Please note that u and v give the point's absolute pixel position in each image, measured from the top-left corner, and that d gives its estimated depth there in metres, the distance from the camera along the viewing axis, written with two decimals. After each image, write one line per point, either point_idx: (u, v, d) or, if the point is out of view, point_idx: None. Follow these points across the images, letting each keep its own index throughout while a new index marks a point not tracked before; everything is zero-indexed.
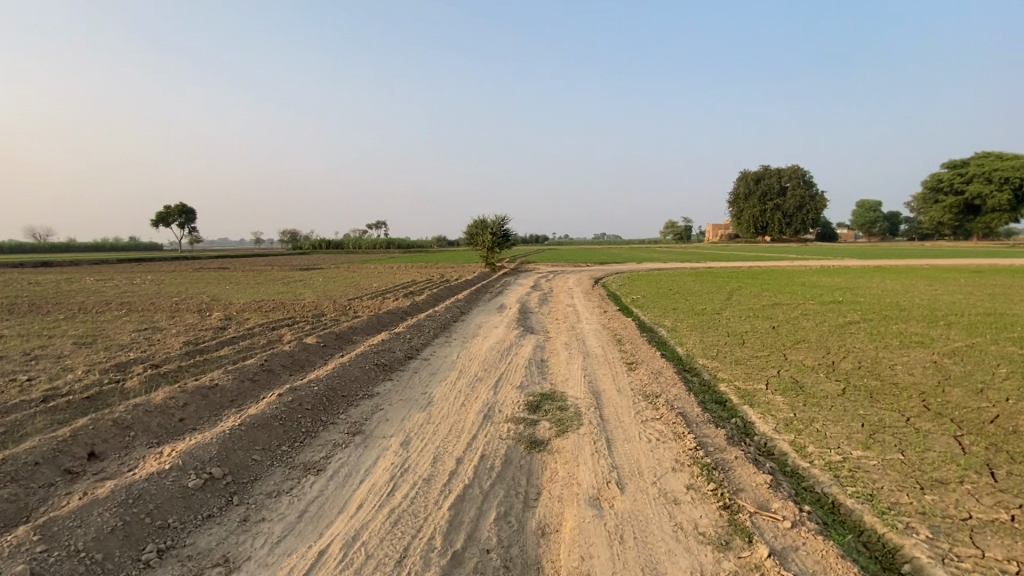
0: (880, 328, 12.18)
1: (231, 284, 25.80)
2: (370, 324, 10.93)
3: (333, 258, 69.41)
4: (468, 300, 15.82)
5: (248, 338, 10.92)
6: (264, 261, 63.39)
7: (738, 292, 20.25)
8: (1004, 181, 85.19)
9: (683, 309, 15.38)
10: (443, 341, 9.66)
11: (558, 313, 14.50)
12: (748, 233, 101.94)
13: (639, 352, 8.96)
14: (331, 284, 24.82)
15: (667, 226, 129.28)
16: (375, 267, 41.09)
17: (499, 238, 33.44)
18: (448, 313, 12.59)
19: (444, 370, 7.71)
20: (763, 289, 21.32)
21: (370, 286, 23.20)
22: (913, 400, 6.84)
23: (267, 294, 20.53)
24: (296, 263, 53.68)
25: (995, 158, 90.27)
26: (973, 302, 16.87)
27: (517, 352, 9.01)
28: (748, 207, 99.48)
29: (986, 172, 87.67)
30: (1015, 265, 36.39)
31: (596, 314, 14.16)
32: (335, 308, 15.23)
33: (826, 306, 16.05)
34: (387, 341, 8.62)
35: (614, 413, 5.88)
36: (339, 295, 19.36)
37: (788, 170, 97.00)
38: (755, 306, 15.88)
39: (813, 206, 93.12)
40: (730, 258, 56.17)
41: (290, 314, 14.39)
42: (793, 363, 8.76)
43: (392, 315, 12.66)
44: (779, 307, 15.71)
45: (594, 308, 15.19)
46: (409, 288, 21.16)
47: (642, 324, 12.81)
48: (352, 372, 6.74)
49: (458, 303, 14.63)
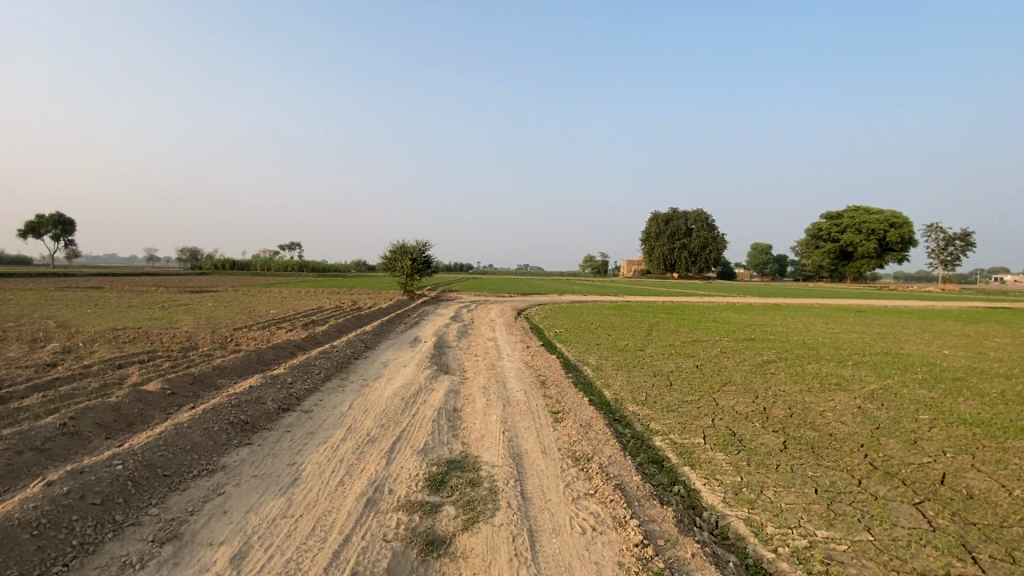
0: (798, 369, 12.13)
1: (94, 308, 21.84)
2: (245, 364, 8.95)
3: (234, 279, 63.59)
4: (376, 332, 14.08)
5: (78, 378, 8.51)
6: (150, 281, 56.64)
7: (657, 327, 20.17)
8: (871, 233, 97.37)
9: (607, 345, 14.71)
10: (335, 386, 7.97)
11: (477, 348, 13.23)
12: (659, 270, 107.70)
13: (565, 398, 7.88)
14: (221, 310, 21.75)
15: (586, 260, 133.63)
16: (280, 291, 37.56)
17: (419, 264, 31.79)
18: (348, 348, 10.84)
19: (326, 428, 6.08)
20: (680, 325, 21.49)
21: (267, 313, 20.56)
22: (856, 455, 6.28)
23: (135, 320, 17.33)
24: (189, 285, 48.26)
25: (862, 211, 103.34)
26: (867, 342, 17.86)
27: (425, 399, 7.57)
28: (659, 245, 105.39)
29: (857, 223, 99.85)
30: (885, 306, 40.69)
31: (518, 349, 13.05)
32: (214, 339, 12.88)
33: (742, 343, 16.14)
34: (256, 388, 6.82)
35: (539, 488, 4.65)
36: (225, 323, 16.74)
37: (695, 212, 104.24)
38: (677, 343, 15.61)
39: (716, 247, 100.64)
40: (645, 293, 58.20)
41: (154, 346, 11.87)
42: (727, 410, 8.11)
43: (280, 350, 10.67)
44: (700, 344, 15.56)
45: (516, 343, 14.06)
46: (312, 317, 18.91)
47: (567, 362, 11.84)
48: (189, 439, 4.96)
49: (364, 336, 12.88)
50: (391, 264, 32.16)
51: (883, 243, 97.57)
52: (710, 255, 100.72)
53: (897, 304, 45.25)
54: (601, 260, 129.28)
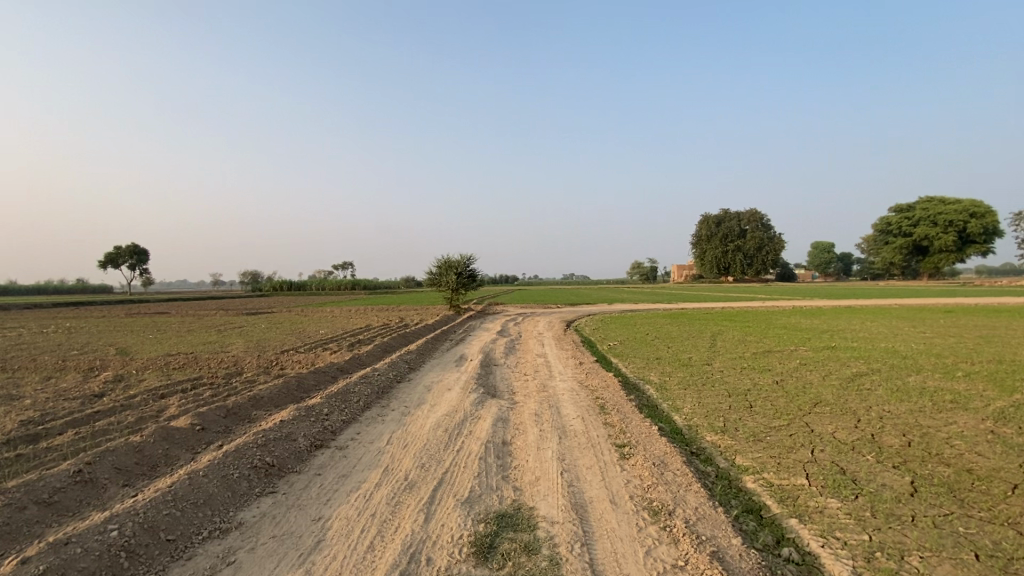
0: (897, 383, 10.49)
1: (155, 333, 22.65)
2: (283, 391, 8.46)
3: (290, 300, 66.05)
4: (421, 351, 13.46)
5: (120, 409, 8.29)
6: (213, 305, 59.51)
7: (720, 337, 18.63)
8: (948, 224, 89.55)
9: (668, 359, 13.49)
10: (374, 416, 7.29)
11: (527, 366, 12.37)
12: (712, 274, 103.43)
13: (630, 428, 6.84)
14: (272, 332, 22.02)
15: (633, 267, 130.50)
16: (331, 310, 38.25)
17: (464, 279, 31.44)
18: (391, 371, 10.23)
19: (360, 469, 5.35)
20: (745, 333, 19.80)
21: (315, 334, 20.57)
22: (1015, 501, 4.92)
23: (191, 344, 17.68)
24: (247, 307, 50.21)
25: (937, 202, 95.39)
26: (969, 346, 15.65)
27: (472, 430, 6.75)
28: (711, 249, 101.32)
29: (931, 215, 92.16)
30: (975, 304, 36.67)
31: (571, 367, 12.08)
32: (260, 363, 12.68)
33: (822, 353, 14.43)
34: (287, 423, 6.22)
35: (614, 557, 3.70)
36: (274, 345, 16.72)
37: (748, 216, 100.44)
38: (746, 355, 14.15)
39: (772, 247, 95.66)
40: (699, 299, 55.54)
41: (201, 373, 11.75)
42: (827, 438, 6.82)
43: (321, 374, 10.20)
44: (772, 355, 14.04)
45: (568, 360, 13.10)
46: (358, 336, 18.69)
47: (626, 380, 10.78)
48: (202, 492, 4.35)
49: (408, 355, 12.29)
50: (437, 279, 31.97)
51: (963, 235, 89.48)
52: (766, 256, 95.73)
53: (989, 301, 40.75)
54: (649, 266, 125.98)
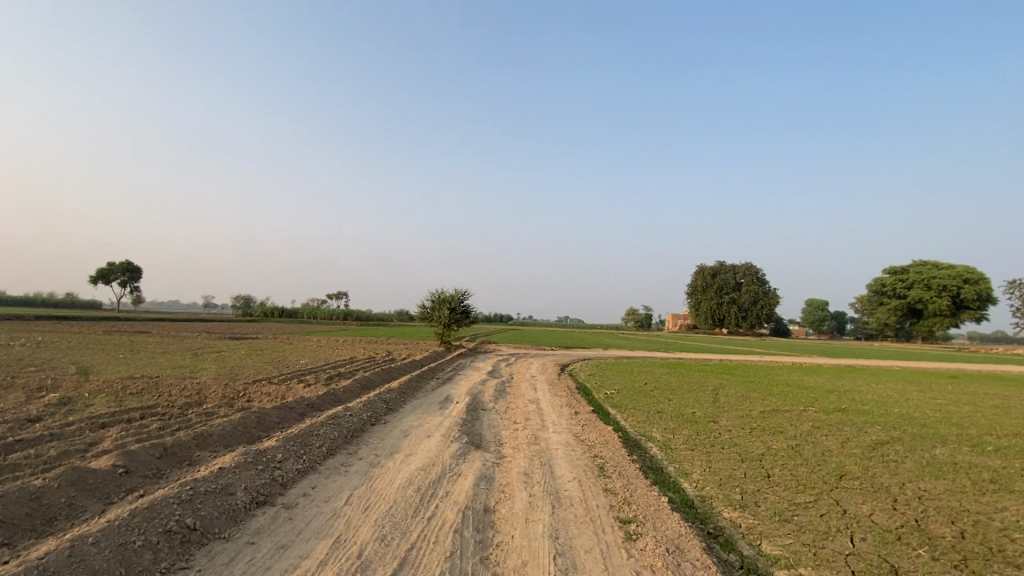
0: (924, 455, 9.52)
1: (126, 353, 21.39)
2: (237, 429, 7.38)
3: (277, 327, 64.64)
4: (403, 389, 12.39)
5: (48, 439, 7.20)
6: (198, 327, 58.13)
7: (722, 391, 17.60)
8: (942, 289, 89.98)
9: (670, 413, 12.45)
10: (335, 467, 6.23)
11: (517, 413, 11.32)
12: (706, 324, 102.83)
13: (635, 498, 5.84)
14: (250, 359, 20.83)
15: (629, 313, 129.89)
16: (316, 339, 36.99)
17: (456, 315, 30.52)
18: (366, 412, 9.18)
19: (304, 538, 4.31)
20: (748, 388, 18.77)
21: (294, 363, 19.40)
22: None
23: (159, 367, 16.50)
24: (232, 331, 48.84)
25: (930, 266, 96.21)
26: (986, 417, 14.71)
27: (449, 490, 5.72)
28: (706, 299, 101.14)
29: (925, 279, 92.75)
30: (976, 370, 35.86)
31: (565, 416, 11.03)
32: (225, 393, 11.58)
33: (833, 416, 13.43)
34: (226, 472, 5.18)
35: None
36: (247, 374, 15.58)
37: (743, 267, 100.49)
38: (753, 413, 13.13)
39: (768, 302, 95.62)
40: (695, 350, 54.49)
41: (157, 400, 10.64)
42: (864, 523, 5.83)
43: (287, 411, 9.13)
44: (781, 415, 13.03)
45: (562, 408, 12.07)
46: (339, 369, 17.55)
47: (626, 435, 9.73)
48: (84, 568, 3.31)
49: (388, 394, 11.23)
50: (429, 313, 31.00)
51: (957, 300, 89.73)
52: (762, 310, 95.48)
53: (989, 368, 39.94)
54: (644, 314, 125.56)
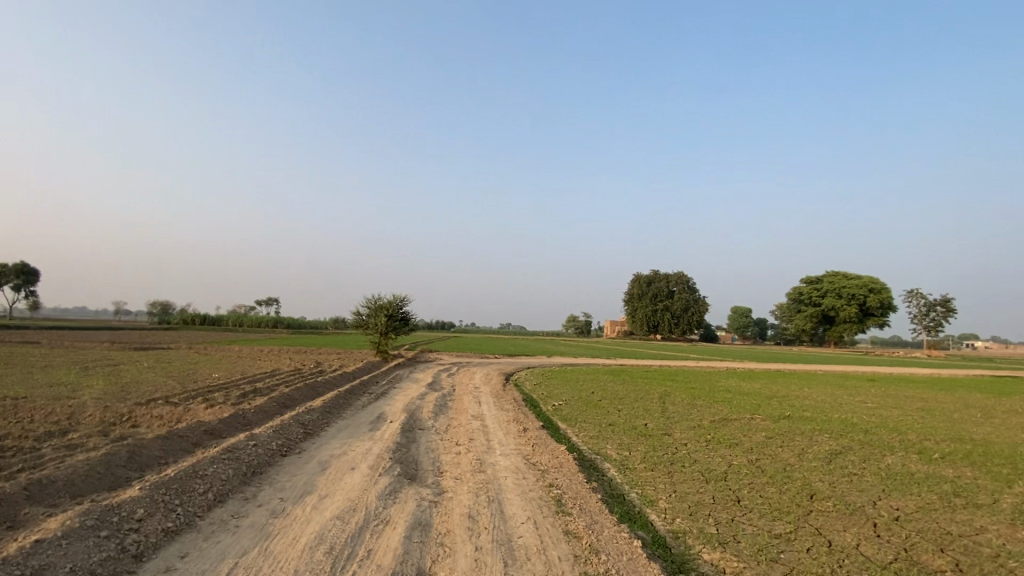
0: (881, 466, 9.25)
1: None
2: (93, 472, 5.70)
3: (195, 335, 59.26)
4: (327, 407, 10.80)
5: None
6: (99, 335, 52.03)
7: (669, 400, 17.19)
8: (851, 297, 97.64)
9: (622, 426, 11.67)
10: (222, 521, 4.79)
11: (460, 432, 10.10)
12: (643, 331, 105.78)
13: (603, 544, 4.84)
14: (151, 372, 18.22)
15: (569, 320, 131.56)
16: (238, 349, 33.84)
17: (393, 322, 28.76)
18: (277, 439, 7.65)
19: None
20: (693, 396, 18.53)
21: (205, 377, 17.09)
22: None
23: (30, 385, 13.83)
24: (139, 341, 43.89)
25: (842, 276, 104.29)
26: (917, 421, 15.12)
27: (372, 549, 4.45)
28: (643, 306, 104.07)
29: (837, 288, 100.32)
30: (887, 372, 38.32)
31: (513, 435, 9.92)
32: (103, 416, 9.56)
33: (781, 424, 13.21)
34: (43, 547, 3.65)
35: None
36: (141, 391, 13.32)
37: (677, 276, 104.52)
38: (706, 423, 12.63)
39: (699, 309, 99.79)
40: (634, 356, 55.37)
41: (6, 429, 8.51)
42: (855, 556, 5.15)
43: (174, 440, 7.42)
44: (733, 425, 12.63)
45: (509, 424, 10.98)
46: (257, 383, 15.56)
47: (580, 456, 8.77)
48: None
49: (307, 414, 9.66)
50: (364, 320, 29.02)
51: (864, 307, 97.72)
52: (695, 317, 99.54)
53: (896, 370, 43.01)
54: (584, 320, 127.43)
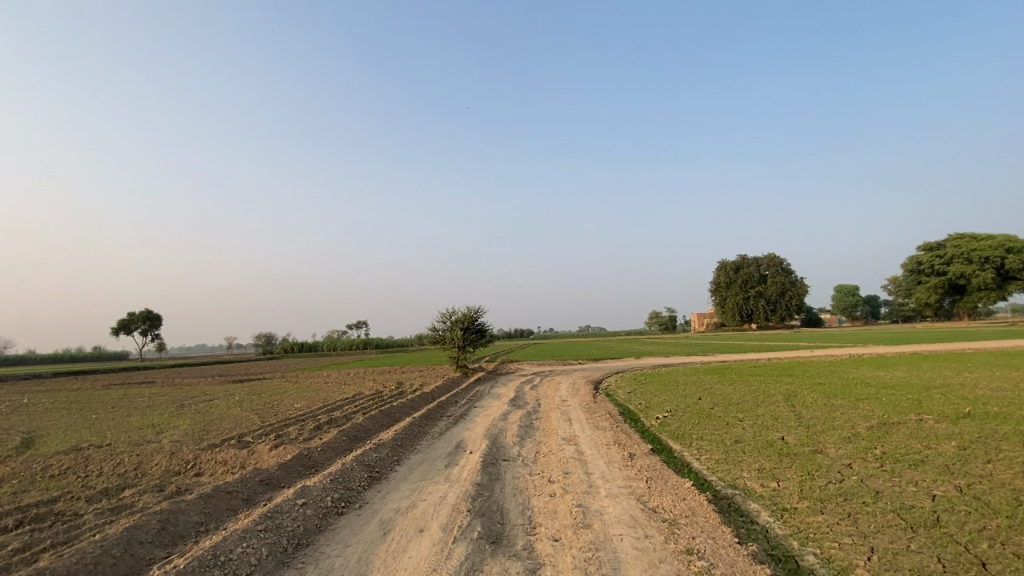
0: None
1: (104, 411, 19.07)
2: (107, 557, 4.62)
3: (290, 364, 62.70)
4: (399, 439, 9.50)
5: None
6: (208, 371, 56.33)
7: (796, 401, 14.36)
8: (984, 260, 84.16)
9: (753, 444, 9.34)
10: None
11: (552, 464, 8.36)
12: (735, 321, 98.19)
13: None
14: (239, 407, 18.31)
15: (652, 317, 125.82)
16: (325, 375, 34.62)
17: (469, 336, 27.78)
18: (334, 493, 6.32)
19: None
20: (825, 394, 15.42)
21: (286, 409, 16.77)
22: None
23: (124, 429, 14.03)
24: (239, 374, 46.70)
25: (968, 238, 90.46)
26: None
27: None
28: (731, 296, 96.76)
29: (964, 252, 87.03)
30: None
31: (618, 466, 7.99)
32: (169, 466, 8.92)
33: (967, 428, 10.11)
34: None
35: None
36: (220, 429, 12.95)
37: (766, 258, 96.19)
38: (862, 432, 9.91)
39: (796, 291, 91.09)
40: (731, 350, 50.66)
41: (70, 487, 8.00)
42: None
43: (220, 499, 6.33)
44: (900, 432, 9.82)
45: (611, 449, 9.11)
46: (335, 412, 14.84)
47: (713, 495, 6.70)
48: None
49: (375, 450, 8.37)
50: (441, 337, 28.28)
51: (1003, 271, 83.94)
52: (793, 301, 90.85)
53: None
54: (667, 316, 121.46)
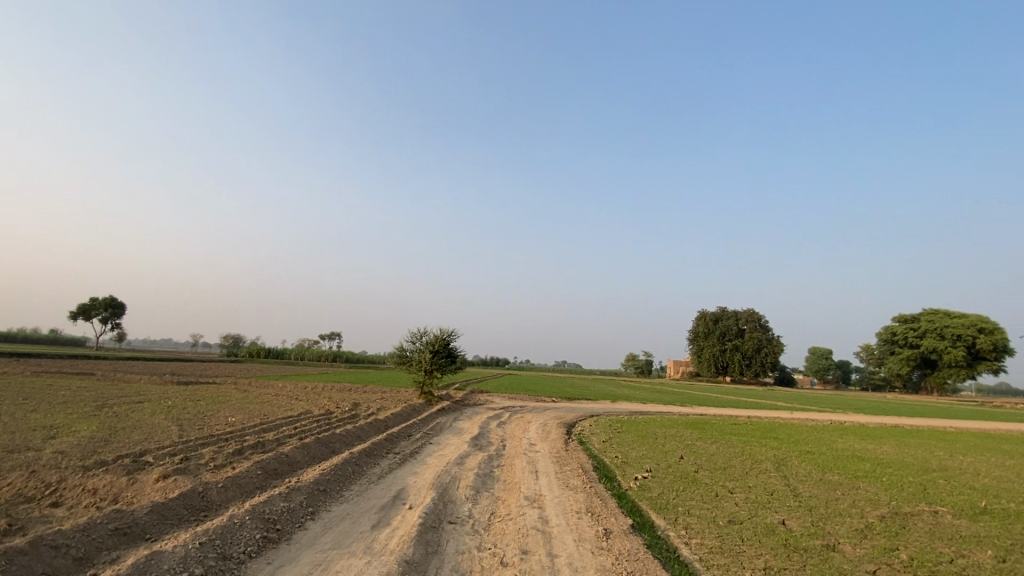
0: None
1: (7, 403, 16.63)
2: None
3: (248, 369, 59.46)
4: (324, 482, 7.67)
5: None
6: (156, 368, 52.83)
7: (788, 473, 12.89)
8: (955, 338, 85.35)
9: (752, 530, 7.78)
10: None
11: (508, 536, 6.65)
12: (710, 372, 97.44)
13: None
14: (165, 414, 16.15)
15: (629, 359, 124.84)
16: (279, 386, 32.20)
17: (438, 361, 25.96)
18: (198, 566, 4.52)
19: None
20: (818, 466, 13.94)
21: (216, 423, 14.70)
22: None
23: (11, 429, 11.87)
24: (189, 375, 43.61)
25: (941, 314, 92.01)
26: None
27: None
28: (708, 347, 96.28)
29: (936, 327, 88.35)
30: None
31: (590, 548, 6.32)
32: (22, 490, 6.97)
33: (992, 529, 8.72)
34: None
35: None
36: (123, 442, 10.94)
37: (746, 312, 96.52)
38: (875, 524, 8.43)
39: (772, 349, 91.19)
40: (706, 401, 49.34)
41: None
42: None
43: (34, 560, 4.51)
44: (919, 528, 8.39)
45: (583, 520, 7.47)
46: (268, 433, 12.85)
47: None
48: None
49: (285, 497, 6.54)
50: (408, 358, 26.38)
51: (973, 350, 85.14)
52: (770, 358, 90.64)
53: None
54: (643, 361, 120.52)
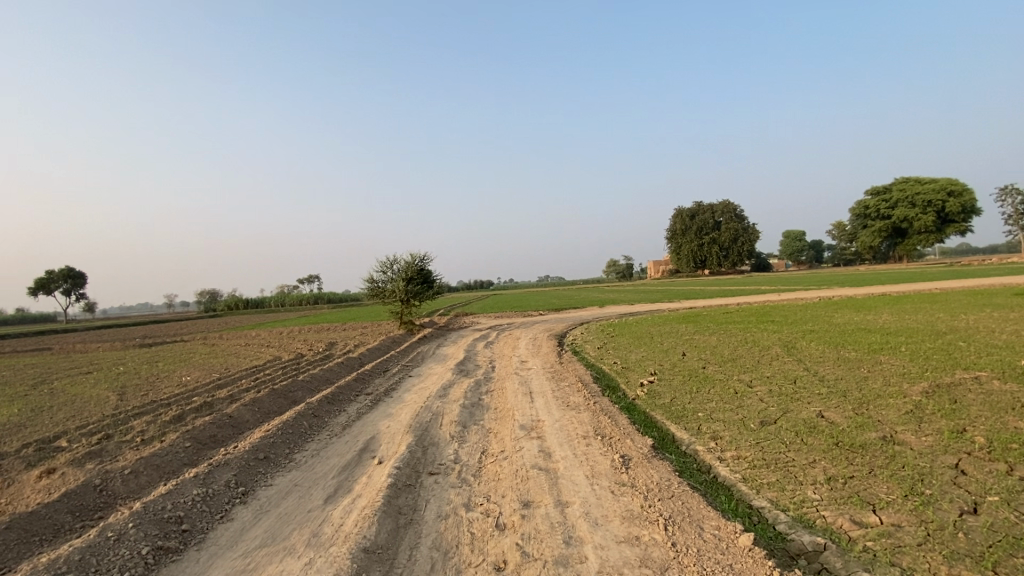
0: None
1: None
2: None
3: (222, 322, 57.51)
4: (267, 447, 6.07)
5: None
6: (124, 333, 50.51)
7: (802, 356, 11.85)
8: (927, 204, 86.02)
9: (792, 430, 6.53)
10: None
11: (505, 485, 5.21)
12: (689, 268, 98.32)
13: None
14: (110, 382, 14.35)
15: (610, 264, 125.43)
16: (252, 335, 30.56)
17: (413, 288, 24.21)
18: None
19: None
20: (829, 346, 12.97)
21: (165, 385, 13.00)
22: None
23: None
24: (158, 336, 41.50)
25: (913, 182, 92.15)
26: None
27: None
28: (686, 242, 96.09)
29: (908, 196, 88.74)
30: (1004, 284, 31.04)
31: (610, 485, 4.92)
32: None
33: None
34: None
35: None
36: (40, 425, 9.18)
37: (722, 204, 95.59)
38: (924, 403, 7.29)
39: (749, 237, 91.53)
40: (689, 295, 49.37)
41: None
42: None
43: None
44: (973, 400, 7.27)
45: (594, 447, 6.08)
46: (222, 390, 11.19)
47: (787, 566, 3.72)
48: None
49: (202, 480, 4.93)
50: (381, 289, 24.45)
51: (943, 214, 86.29)
52: (748, 245, 91.19)
53: (1005, 281, 35.29)
54: (624, 264, 120.91)
